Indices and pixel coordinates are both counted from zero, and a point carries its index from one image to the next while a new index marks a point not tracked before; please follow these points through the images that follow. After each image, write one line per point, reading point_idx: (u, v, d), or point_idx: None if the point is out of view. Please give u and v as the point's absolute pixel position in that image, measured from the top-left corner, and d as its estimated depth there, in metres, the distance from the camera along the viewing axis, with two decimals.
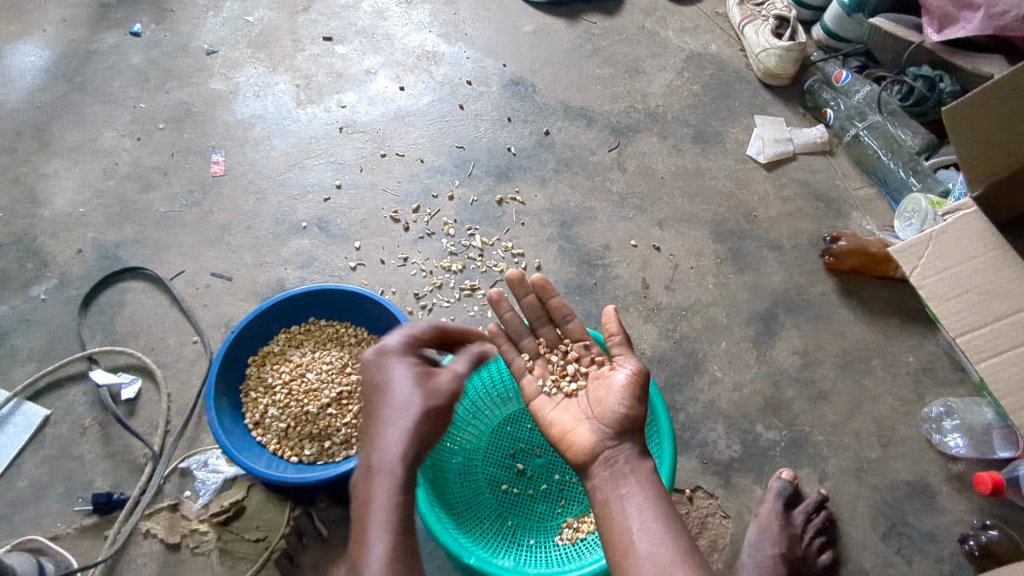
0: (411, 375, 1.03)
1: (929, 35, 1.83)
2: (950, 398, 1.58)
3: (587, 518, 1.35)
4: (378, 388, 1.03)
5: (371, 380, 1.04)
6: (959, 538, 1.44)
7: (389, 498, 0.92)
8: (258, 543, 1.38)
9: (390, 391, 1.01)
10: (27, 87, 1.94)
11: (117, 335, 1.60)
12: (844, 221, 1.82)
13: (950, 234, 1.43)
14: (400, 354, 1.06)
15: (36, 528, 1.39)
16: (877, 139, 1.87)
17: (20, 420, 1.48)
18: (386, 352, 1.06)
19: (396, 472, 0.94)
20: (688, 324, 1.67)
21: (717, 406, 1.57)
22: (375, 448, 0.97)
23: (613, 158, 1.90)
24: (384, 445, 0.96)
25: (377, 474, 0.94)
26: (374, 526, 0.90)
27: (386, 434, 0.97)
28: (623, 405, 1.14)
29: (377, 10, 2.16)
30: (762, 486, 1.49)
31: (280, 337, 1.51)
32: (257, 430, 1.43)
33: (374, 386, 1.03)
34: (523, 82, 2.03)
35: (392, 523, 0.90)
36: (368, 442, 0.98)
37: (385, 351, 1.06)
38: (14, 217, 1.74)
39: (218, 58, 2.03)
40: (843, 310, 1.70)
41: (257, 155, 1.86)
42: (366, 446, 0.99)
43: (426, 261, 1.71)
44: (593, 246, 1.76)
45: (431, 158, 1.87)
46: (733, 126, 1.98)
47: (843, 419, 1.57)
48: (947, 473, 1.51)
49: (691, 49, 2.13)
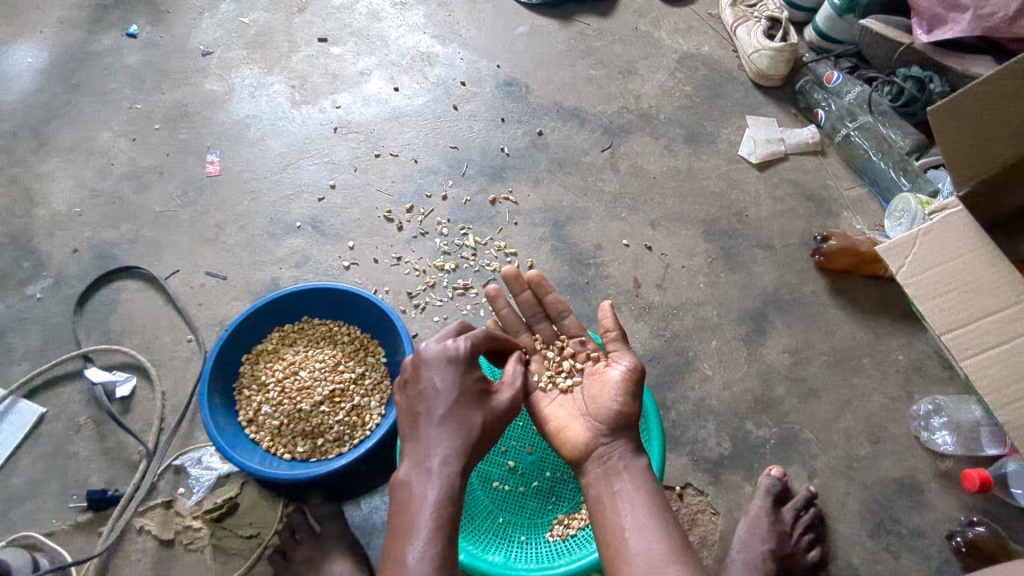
0: (466, 386, 1.10)
1: (919, 36, 1.86)
2: (939, 396, 1.60)
3: (578, 514, 1.37)
4: (439, 393, 1.09)
5: (428, 380, 1.10)
6: (947, 535, 1.46)
7: (438, 501, 0.98)
8: (251, 540, 1.40)
9: (451, 402, 1.08)
10: (24, 88, 1.95)
11: (112, 333, 1.61)
12: (835, 220, 1.84)
13: (938, 233, 1.44)
14: (463, 362, 1.12)
15: (32, 525, 1.40)
16: (867, 139, 1.88)
17: (16, 418, 1.50)
18: (448, 361, 1.11)
19: (450, 481, 1.01)
20: (680, 323, 1.68)
21: (708, 404, 1.58)
22: (431, 451, 1.04)
23: (606, 158, 1.92)
24: (441, 452, 1.03)
25: (434, 477, 1.01)
26: (422, 525, 0.95)
27: (443, 442, 1.04)
28: (617, 402, 1.16)
29: (372, 12, 2.18)
30: (752, 483, 1.51)
31: (274, 336, 1.53)
32: (250, 427, 1.43)
33: (432, 390, 1.09)
34: (517, 83, 2.04)
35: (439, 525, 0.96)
36: (423, 444, 1.05)
37: (452, 358, 1.11)
38: (10, 216, 1.75)
39: (214, 59, 2.04)
40: (834, 309, 1.71)
41: (252, 154, 1.87)
42: (421, 445, 1.05)
43: (419, 261, 1.73)
44: (585, 246, 1.77)
45: (425, 158, 1.88)
46: (725, 126, 1.99)
47: (832, 417, 1.58)
48: (935, 470, 1.52)
49: (684, 50, 2.15)
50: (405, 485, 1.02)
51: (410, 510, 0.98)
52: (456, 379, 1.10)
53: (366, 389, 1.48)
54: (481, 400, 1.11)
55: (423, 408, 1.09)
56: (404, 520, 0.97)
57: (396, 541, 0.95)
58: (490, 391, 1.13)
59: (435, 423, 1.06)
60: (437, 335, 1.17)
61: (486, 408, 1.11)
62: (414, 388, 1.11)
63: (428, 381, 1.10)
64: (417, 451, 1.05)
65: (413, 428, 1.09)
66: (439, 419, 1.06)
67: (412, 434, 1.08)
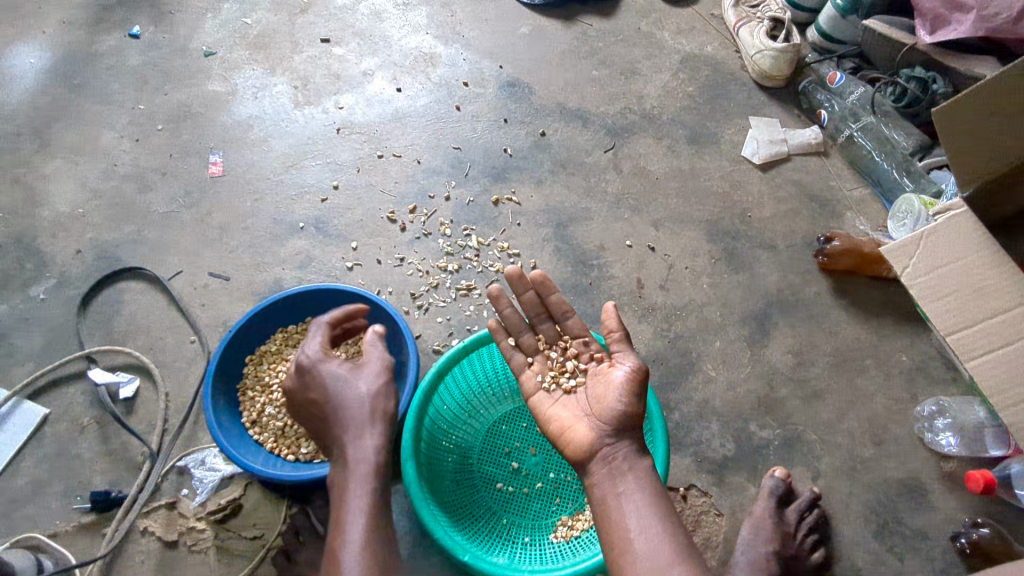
0: (341, 380, 1.12)
1: (922, 36, 1.85)
2: (942, 397, 1.59)
3: (581, 515, 1.36)
4: (320, 400, 1.11)
5: (308, 393, 1.13)
6: (951, 536, 1.45)
7: (357, 498, 1.02)
8: (254, 541, 1.40)
9: (331, 399, 1.10)
10: (26, 89, 1.95)
11: (115, 334, 1.61)
12: (838, 221, 1.84)
13: (943, 233, 1.44)
14: (319, 360, 1.14)
15: (35, 526, 1.40)
16: (870, 139, 1.88)
17: (19, 419, 1.50)
18: (311, 363, 1.14)
19: (362, 467, 1.04)
20: (683, 324, 1.68)
21: (711, 405, 1.58)
22: (341, 448, 1.07)
23: (609, 158, 1.91)
24: (347, 447, 1.06)
25: (347, 471, 1.05)
26: (347, 517, 1.00)
27: (347, 434, 1.08)
28: (622, 403, 1.16)
29: (375, 12, 2.18)
30: (755, 484, 1.50)
31: (278, 337, 1.52)
32: (254, 429, 1.44)
33: (316, 401, 1.11)
34: (520, 84, 2.04)
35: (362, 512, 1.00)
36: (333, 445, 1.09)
37: (314, 363, 1.14)
38: (13, 217, 1.75)
39: (217, 59, 2.04)
40: (837, 310, 1.71)
41: (255, 155, 1.87)
42: (333, 448, 1.09)
43: (422, 261, 1.73)
44: (588, 246, 1.77)
45: (428, 159, 1.88)
46: (729, 127, 1.99)
47: (836, 418, 1.58)
48: (939, 472, 1.52)
49: (687, 50, 2.14)
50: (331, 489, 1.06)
51: (336, 509, 1.02)
52: (325, 378, 1.12)
53: None
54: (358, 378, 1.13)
55: (319, 420, 1.11)
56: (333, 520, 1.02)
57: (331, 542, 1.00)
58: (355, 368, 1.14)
59: (333, 423, 1.09)
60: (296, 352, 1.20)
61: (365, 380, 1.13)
62: (299, 402, 1.14)
63: (307, 395, 1.12)
64: (335, 455, 1.09)
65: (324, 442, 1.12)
66: (334, 422, 1.09)
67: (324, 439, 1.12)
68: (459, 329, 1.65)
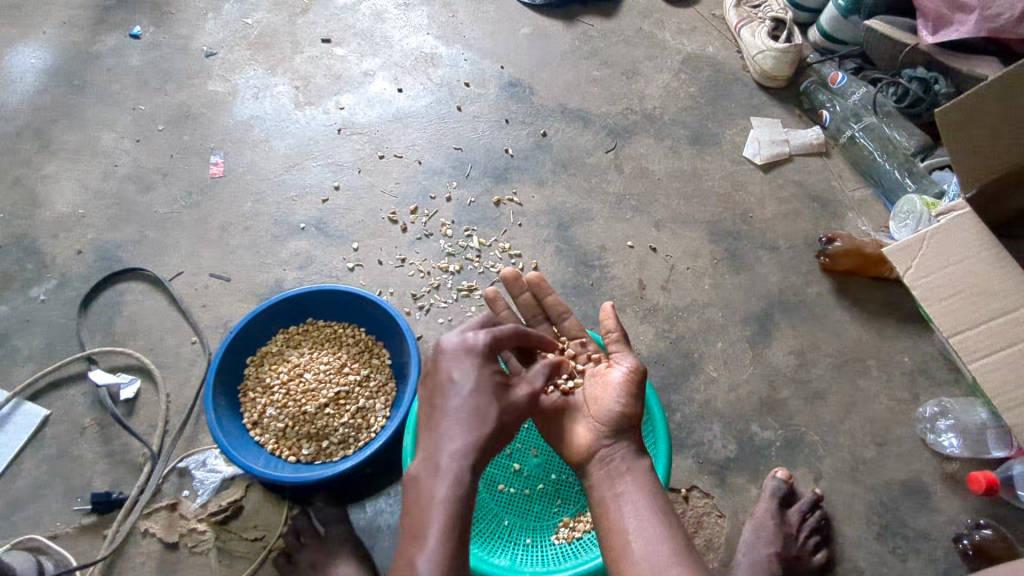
0: (490, 385, 1.03)
1: (924, 36, 1.85)
2: (945, 398, 1.59)
3: (583, 517, 1.37)
4: (456, 385, 1.02)
5: (449, 373, 1.04)
6: (954, 538, 1.45)
7: (449, 499, 0.90)
8: (256, 543, 1.39)
9: (466, 395, 1.01)
10: (27, 89, 1.95)
11: (116, 335, 1.61)
12: (840, 222, 1.83)
13: (945, 235, 1.44)
14: (483, 356, 1.06)
15: (36, 527, 1.40)
16: (872, 140, 1.88)
17: (20, 420, 1.49)
18: (469, 353, 1.05)
19: (460, 479, 0.93)
20: (685, 325, 1.67)
21: (713, 406, 1.58)
22: (442, 446, 0.96)
23: (610, 159, 1.91)
24: (451, 447, 0.96)
25: (443, 474, 0.93)
26: (432, 523, 0.88)
27: (456, 436, 0.97)
28: (620, 403, 1.15)
29: (376, 12, 2.17)
30: (757, 485, 1.50)
31: (278, 338, 1.52)
32: (255, 430, 1.43)
33: (450, 383, 1.03)
34: (521, 84, 2.04)
35: (450, 526, 0.88)
36: (436, 438, 0.97)
37: (470, 352, 1.05)
38: (13, 217, 1.75)
39: (218, 60, 2.04)
40: (839, 310, 1.71)
41: (256, 156, 1.87)
42: (432, 440, 0.98)
43: (424, 262, 1.72)
44: (589, 247, 1.77)
45: (429, 159, 1.88)
46: (730, 127, 1.99)
47: (838, 419, 1.58)
48: (942, 473, 1.52)
49: (688, 50, 2.14)
50: (415, 483, 0.94)
51: (417, 508, 0.90)
52: (471, 374, 1.03)
53: (371, 391, 1.48)
54: (502, 395, 1.04)
55: (438, 401, 1.02)
56: (413, 518, 0.90)
57: (402, 542, 0.88)
58: (509, 386, 1.07)
59: (449, 415, 0.99)
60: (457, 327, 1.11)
61: (506, 401, 1.04)
62: (430, 381, 1.06)
63: (445, 374, 1.03)
64: (427, 441, 0.98)
65: (428, 421, 1.02)
66: (453, 412, 0.99)
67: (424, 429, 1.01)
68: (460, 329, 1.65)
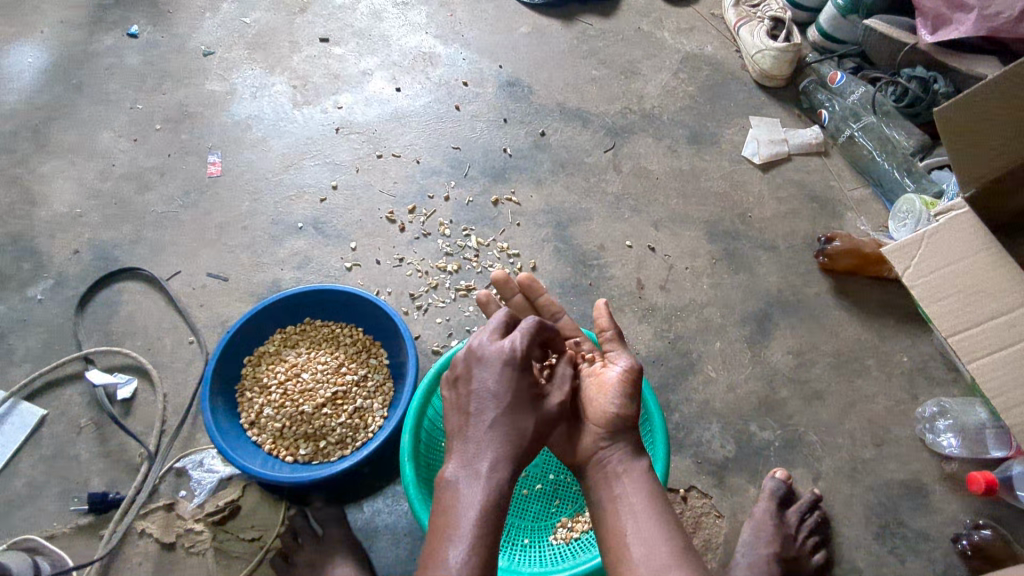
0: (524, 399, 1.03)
1: (923, 36, 1.85)
2: (943, 398, 1.59)
3: (581, 517, 1.36)
4: (492, 395, 1.01)
5: (483, 380, 1.03)
6: (953, 538, 1.45)
7: (484, 506, 0.92)
8: (253, 543, 1.39)
9: (504, 406, 1.00)
10: (24, 88, 1.95)
11: (113, 335, 1.60)
12: (839, 221, 1.83)
13: (944, 235, 1.44)
14: (520, 363, 1.05)
15: (32, 528, 1.39)
16: (871, 139, 1.89)
17: (17, 420, 1.49)
18: (506, 362, 1.04)
19: (497, 487, 0.94)
20: (683, 325, 1.67)
21: (712, 405, 1.58)
22: (480, 452, 0.97)
23: (609, 158, 1.91)
24: (489, 455, 0.97)
25: (481, 481, 0.94)
26: (466, 526, 0.89)
27: (493, 445, 0.97)
28: (616, 403, 1.14)
29: (374, 12, 2.17)
30: (756, 486, 1.50)
31: (276, 338, 1.52)
32: (252, 430, 1.43)
33: (486, 392, 1.02)
34: (519, 83, 2.03)
35: (485, 530, 0.89)
36: (473, 443, 0.98)
37: (506, 361, 1.04)
38: (10, 217, 1.75)
39: (215, 59, 2.04)
40: (838, 310, 1.70)
41: (254, 155, 1.87)
42: (468, 446, 0.98)
43: (421, 262, 1.72)
44: (588, 247, 1.76)
45: (427, 159, 1.88)
46: (729, 127, 1.98)
47: (837, 419, 1.57)
48: (940, 473, 1.52)
49: (686, 50, 2.14)
50: (452, 486, 0.95)
51: (455, 512, 0.91)
52: (505, 384, 1.02)
53: (369, 391, 1.48)
54: (535, 406, 1.05)
55: (473, 410, 1.01)
56: (447, 518, 0.91)
57: (435, 542, 0.89)
58: (542, 397, 1.08)
59: (486, 425, 0.99)
60: (489, 330, 1.10)
61: (541, 414, 1.06)
62: (463, 389, 1.05)
63: (480, 381, 1.03)
64: (459, 447, 1.00)
65: (461, 427, 1.02)
66: (490, 423, 0.99)
67: (458, 435, 1.01)
68: (458, 329, 1.64)
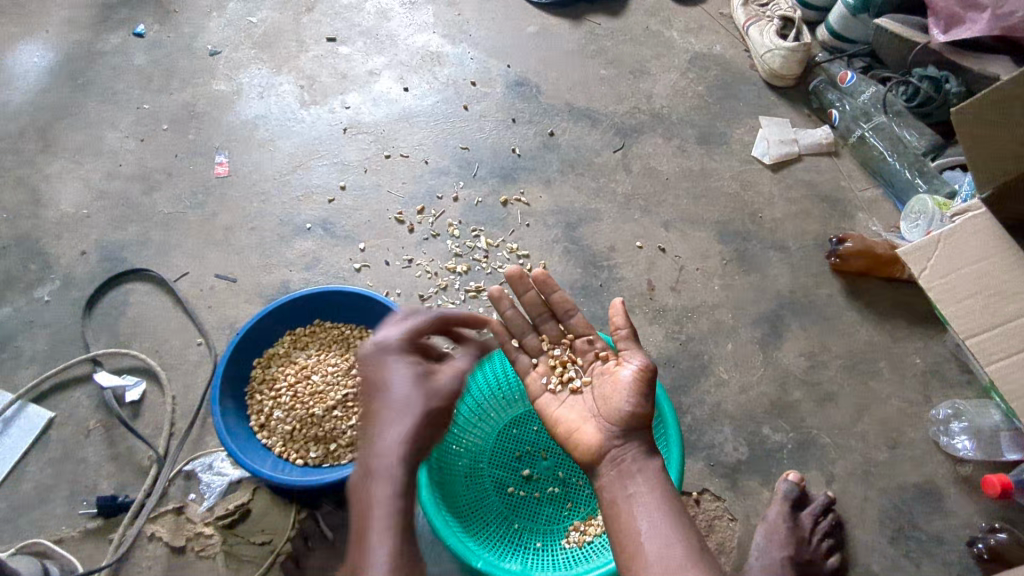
0: (412, 376, 0.99)
1: (935, 36, 1.83)
2: (957, 399, 1.58)
3: (594, 520, 1.34)
4: (375, 386, 0.99)
5: (368, 373, 1.01)
6: (968, 541, 1.43)
7: (389, 501, 0.88)
8: (262, 547, 1.37)
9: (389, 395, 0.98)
10: (30, 88, 1.93)
11: (121, 337, 1.59)
12: (850, 221, 1.82)
13: (961, 236, 1.44)
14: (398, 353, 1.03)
15: (40, 532, 1.38)
16: (883, 140, 1.86)
17: (24, 422, 1.48)
18: (388, 351, 1.02)
19: (394, 474, 0.90)
20: (694, 326, 1.66)
21: (724, 408, 1.57)
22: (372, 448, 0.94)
23: (618, 159, 1.90)
24: (381, 446, 0.93)
25: (375, 475, 0.90)
26: (372, 532, 0.85)
27: (395, 435, 0.93)
28: (630, 403, 1.13)
29: (381, 11, 2.16)
30: (769, 488, 1.49)
31: (286, 340, 1.51)
32: (262, 433, 1.42)
33: (374, 383, 1.00)
34: (528, 83, 2.02)
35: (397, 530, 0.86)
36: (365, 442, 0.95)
37: (386, 349, 1.02)
38: (16, 218, 1.74)
39: (222, 59, 2.02)
40: (850, 311, 1.69)
41: (262, 155, 1.85)
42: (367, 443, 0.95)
43: (431, 262, 1.71)
44: (598, 247, 1.75)
45: (435, 159, 1.86)
46: (739, 127, 1.97)
47: (850, 421, 1.56)
48: (955, 476, 1.50)
49: (696, 49, 2.13)
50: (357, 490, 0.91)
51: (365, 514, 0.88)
52: (385, 374, 1.00)
53: None
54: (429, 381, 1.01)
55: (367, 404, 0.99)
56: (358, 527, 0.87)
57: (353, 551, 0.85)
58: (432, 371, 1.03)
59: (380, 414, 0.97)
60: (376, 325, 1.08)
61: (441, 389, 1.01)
62: None
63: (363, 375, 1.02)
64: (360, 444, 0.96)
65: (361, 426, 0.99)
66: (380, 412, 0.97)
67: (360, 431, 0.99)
68: None
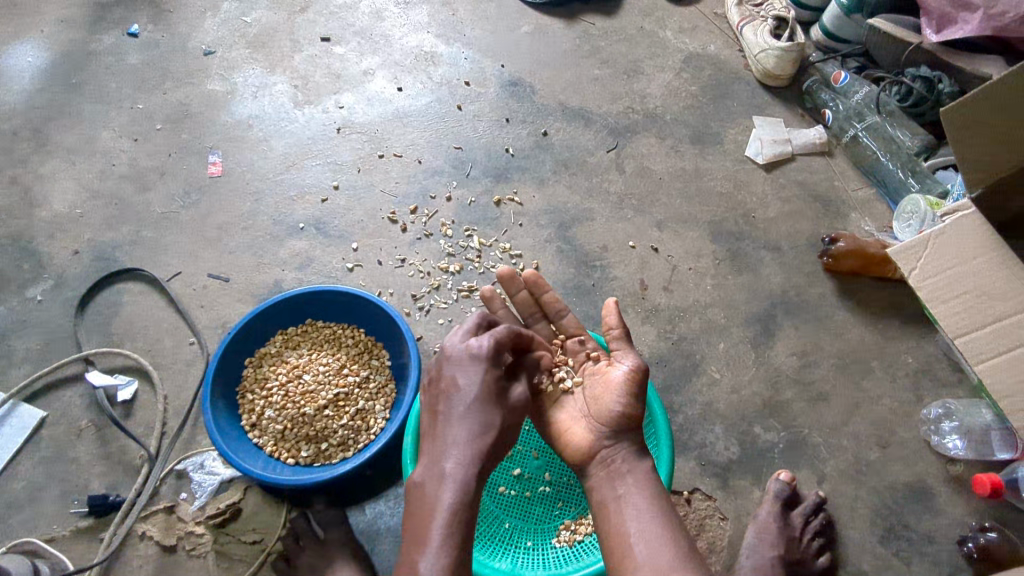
0: (490, 391, 1.06)
1: (927, 36, 1.84)
2: (949, 399, 1.58)
3: (584, 520, 1.35)
4: (460, 391, 1.06)
5: (454, 377, 1.08)
6: (958, 540, 1.44)
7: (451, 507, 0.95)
8: (254, 546, 1.38)
9: (469, 403, 1.05)
10: (23, 88, 1.94)
11: (113, 336, 1.59)
12: (842, 221, 1.82)
13: (949, 236, 1.44)
14: (487, 361, 1.09)
15: (31, 531, 1.39)
16: (875, 139, 1.87)
17: (16, 422, 1.48)
18: (474, 359, 1.08)
19: (464, 485, 0.97)
20: (687, 325, 1.66)
21: (715, 407, 1.57)
22: (445, 453, 1.01)
23: (611, 158, 1.90)
24: (455, 454, 1.00)
25: (445, 479, 0.98)
26: (435, 532, 0.92)
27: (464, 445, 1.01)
28: (619, 404, 1.13)
29: (376, 11, 2.16)
30: (760, 487, 1.49)
31: (278, 339, 1.51)
32: (253, 432, 1.42)
33: (455, 388, 1.07)
34: (522, 83, 2.02)
35: (459, 540, 0.92)
36: (440, 445, 1.02)
37: (474, 357, 1.08)
38: (10, 217, 1.74)
39: (216, 58, 2.03)
40: (842, 311, 1.69)
41: (255, 156, 1.86)
42: (437, 447, 1.03)
43: (424, 262, 1.71)
44: (591, 247, 1.75)
45: (429, 159, 1.87)
46: (732, 127, 1.97)
47: (841, 421, 1.56)
48: (946, 475, 1.51)
49: (690, 49, 2.13)
50: (419, 489, 0.99)
51: (424, 515, 0.95)
52: (469, 384, 1.06)
53: (371, 392, 1.47)
54: (504, 402, 1.08)
55: (444, 408, 1.06)
56: (419, 525, 0.94)
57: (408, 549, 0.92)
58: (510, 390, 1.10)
59: (453, 421, 1.04)
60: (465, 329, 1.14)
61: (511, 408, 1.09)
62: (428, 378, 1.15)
63: (449, 378, 1.08)
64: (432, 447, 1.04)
65: (433, 428, 1.07)
66: (457, 418, 1.04)
67: (429, 436, 1.06)
68: None
